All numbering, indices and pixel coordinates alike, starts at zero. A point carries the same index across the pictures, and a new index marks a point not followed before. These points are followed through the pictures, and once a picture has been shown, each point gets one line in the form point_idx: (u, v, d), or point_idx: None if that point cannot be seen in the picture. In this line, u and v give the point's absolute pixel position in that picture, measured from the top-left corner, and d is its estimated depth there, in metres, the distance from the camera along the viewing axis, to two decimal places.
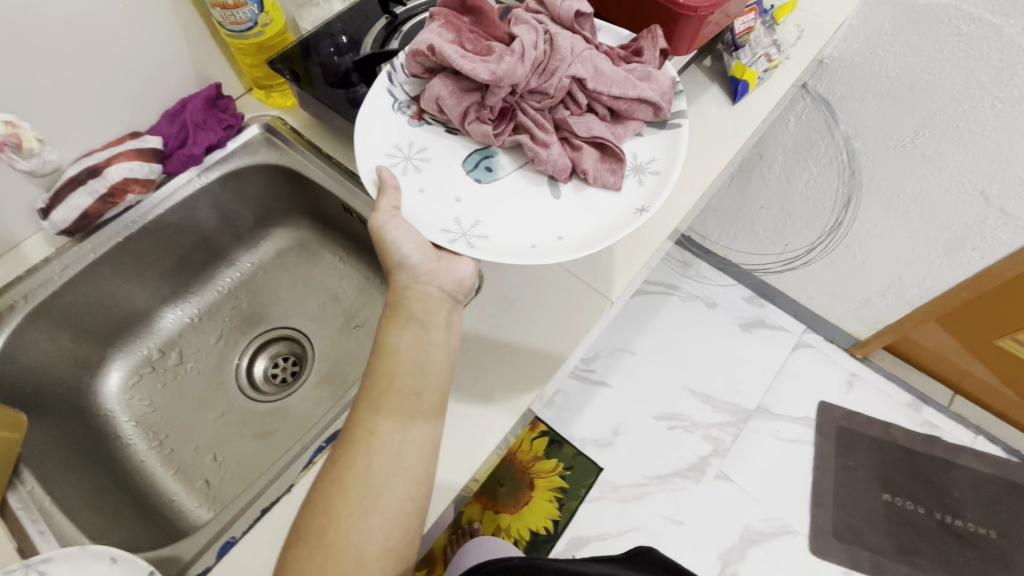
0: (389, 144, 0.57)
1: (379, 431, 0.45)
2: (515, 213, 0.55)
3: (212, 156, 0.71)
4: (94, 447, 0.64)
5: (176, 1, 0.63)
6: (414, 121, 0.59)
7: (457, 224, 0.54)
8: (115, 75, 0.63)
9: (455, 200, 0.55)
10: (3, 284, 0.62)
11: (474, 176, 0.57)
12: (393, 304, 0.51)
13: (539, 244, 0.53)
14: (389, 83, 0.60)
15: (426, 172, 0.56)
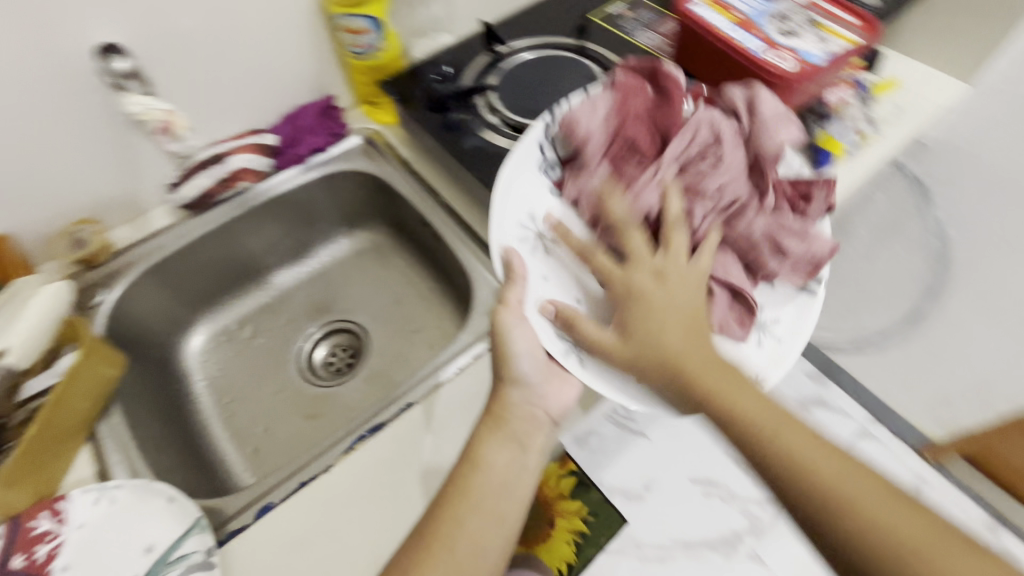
0: (523, 215, 0.59)
1: (461, 535, 0.48)
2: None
3: (315, 158, 0.79)
4: (170, 398, 0.72)
5: (312, 23, 0.73)
6: (554, 189, 0.60)
7: (568, 336, 0.56)
8: (251, 80, 0.73)
9: (573, 304, 0.58)
10: (129, 243, 0.72)
11: (592, 280, 0.59)
12: (495, 411, 0.55)
13: (644, 381, 0.54)
14: (542, 136, 0.61)
15: (551, 258, 0.59)
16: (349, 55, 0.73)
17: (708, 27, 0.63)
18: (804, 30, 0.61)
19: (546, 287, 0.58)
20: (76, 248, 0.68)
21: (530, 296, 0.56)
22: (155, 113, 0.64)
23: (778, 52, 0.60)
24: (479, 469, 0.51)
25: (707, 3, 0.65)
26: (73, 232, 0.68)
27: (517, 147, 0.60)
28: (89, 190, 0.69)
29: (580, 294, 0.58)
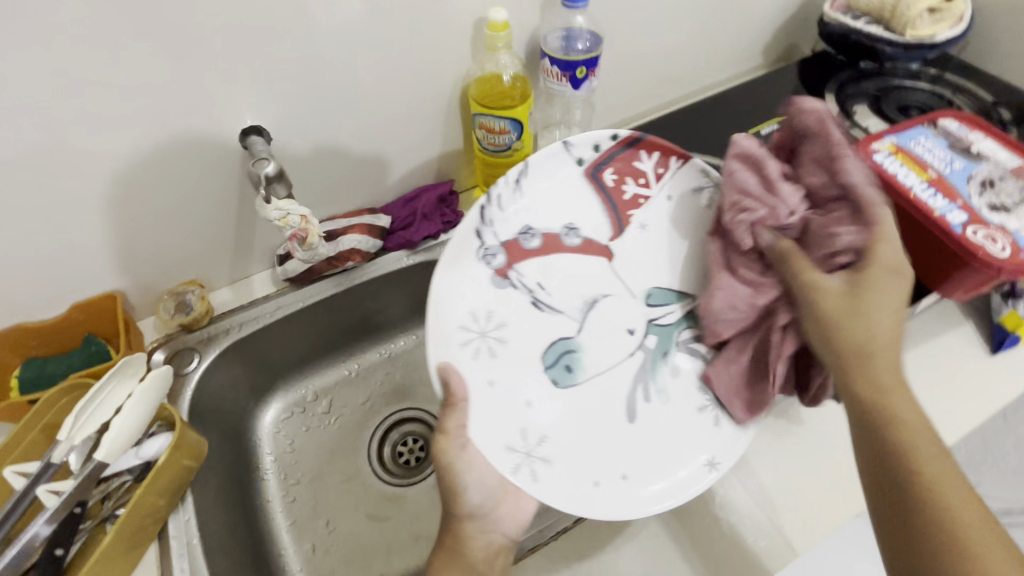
0: (465, 316, 0.57)
1: None
2: (596, 441, 0.55)
3: (424, 244, 0.76)
4: (238, 474, 0.69)
5: (447, 113, 0.70)
6: (499, 278, 0.58)
7: (523, 439, 0.54)
8: (376, 162, 0.71)
9: (525, 403, 0.56)
10: (228, 308, 0.71)
11: (551, 376, 0.57)
12: (450, 543, 0.52)
13: (601, 482, 0.53)
14: (479, 221, 0.58)
15: (499, 358, 0.56)
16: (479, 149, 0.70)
17: (894, 183, 0.55)
18: (1018, 205, 0.52)
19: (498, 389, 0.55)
20: (178, 312, 0.68)
21: (474, 412, 0.53)
22: (293, 219, 0.58)
23: (986, 231, 0.50)
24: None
25: (891, 152, 0.57)
26: (179, 295, 0.68)
27: (455, 233, 0.57)
28: (203, 255, 0.68)
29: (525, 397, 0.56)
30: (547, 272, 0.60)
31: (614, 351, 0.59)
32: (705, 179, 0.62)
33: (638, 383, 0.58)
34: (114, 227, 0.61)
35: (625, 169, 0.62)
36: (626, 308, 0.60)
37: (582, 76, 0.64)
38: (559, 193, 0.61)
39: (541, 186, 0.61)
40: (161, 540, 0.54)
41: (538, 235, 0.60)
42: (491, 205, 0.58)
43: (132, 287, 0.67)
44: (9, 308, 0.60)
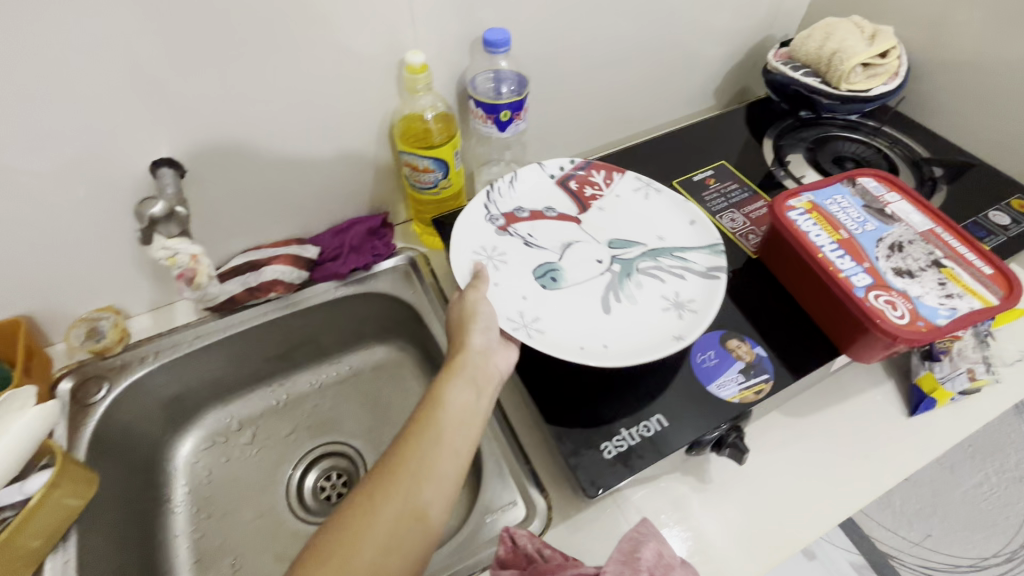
0: (475, 244, 0.63)
1: (442, 410, 0.46)
2: (576, 315, 0.59)
3: (354, 275, 0.75)
4: (144, 508, 0.67)
5: (377, 149, 0.70)
6: (501, 230, 0.65)
7: (519, 315, 0.58)
8: (303, 194, 0.71)
9: (523, 297, 0.60)
10: (147, 336, 0.70)
11: (540, 283, 0.61)
12: (456, 359, 0.50)
13: (586, 347, 0.56)
14: (486, 200, 0.67)
15: (503, 272, 0.62)
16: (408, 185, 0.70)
17: (805, 243, 0.54)
18: (923, 270, 0.52)
19: (499, 287, 0.60)
20: (89, 339, 0.67)
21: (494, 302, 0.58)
22: (181, 258, 0.60)
23: (888, 296, 0.50)
24: (414, 468, 0.42)
25: (806, 210, 0.57)
26: (92, 323, 0.67)
27: (461, 215, 0.65)
28: (120, 280, 0.67)
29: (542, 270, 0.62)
30: (542, 227, 0.66)
31: (587, 271, 0.63)
32: (641, 184, 0.70)
33: (608, 289, 0.61)
34: (22, 252, 0.60)
35: (581, 179, 0.71)
36: (595, 246, 0.65)
37: (506, 119, 0.65)
38: (537, 185, 0.70)
39: (531, 187, 0.69)
40: None
41: (528, 210, 0.68)
42: (495, 192, 0.68)
43: (44, 311, 0.65)
44: None
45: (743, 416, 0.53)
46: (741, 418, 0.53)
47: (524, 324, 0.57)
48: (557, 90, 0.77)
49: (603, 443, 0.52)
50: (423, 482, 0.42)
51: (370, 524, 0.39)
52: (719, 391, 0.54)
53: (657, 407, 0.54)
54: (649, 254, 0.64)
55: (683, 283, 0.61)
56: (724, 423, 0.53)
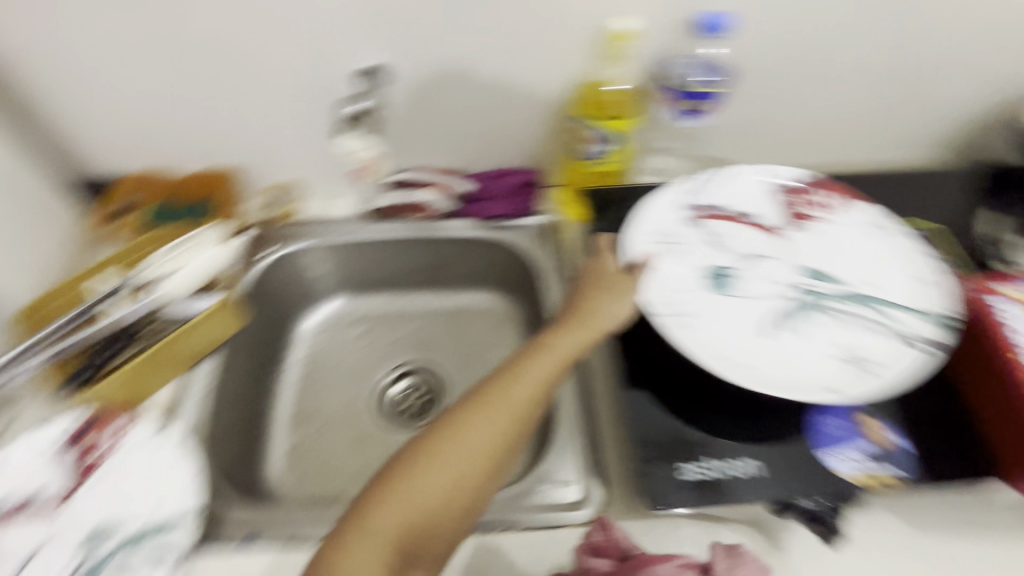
0: (655, 224, 0.60)
1: (554, 346, 0.48)
2: (734, 326, 0.52)
3: (491, 221, 0.77)
4: (267, 358, 0.78)
5: (554, 108, 0.71)
6: (689, 220, 0.60)
7: (670, 303, 0.54)
8: (474, 133, 0.75)
9: (682, 288, 0.55)
10: (308, 218, 0.79)
11: (705, 283, 0.56)
12: (584, 308, 0.51)
13: (727, 359, 0.50)
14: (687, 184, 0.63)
15: (673, 259, 0.57)
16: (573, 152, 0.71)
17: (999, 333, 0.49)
18: None
19: (659, 269, 0.56)
20: (265, 209, 0.78)
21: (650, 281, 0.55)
22: (365, 153, 0.71)
23: None
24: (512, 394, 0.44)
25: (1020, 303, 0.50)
26: (272, 195, 0.78)
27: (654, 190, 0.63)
28: (306, 165, 0.78)
29: (716, 271, 0.56)
30: (735, 231, 0.60)
31: (765, 289, 0.55)
32: (875, 226, 0.60)
33: (776, 314, 0.53)
34: (248, 119, 0.72)
35: (800, 192, 0.63)
36: (784, 267, 0.57)
37: (686, 109, 0.66)
38: (746, 187, 0.63)
39: (745, 191, 0.63)
40: (181, 380, 0.64)
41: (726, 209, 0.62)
42: (696, 182, 0.64)
43: (245, 172, 0.78)
44: (157, 156, 0.74)
45: (851, 496, 0.48)
46: (847, 497, 0.47)
47: (672, 313, 0.53)
48: (755, 97, 0.71)
49: (682, 465, 0.50)
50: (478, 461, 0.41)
51: (434, 477, 0.40)
52: (830, 458, 0.49)
53: (753, 451, 0.50)
54: (846, 295, 0.54)
55: (870, 342, 0.51)
56: (821, 496, 0.47)
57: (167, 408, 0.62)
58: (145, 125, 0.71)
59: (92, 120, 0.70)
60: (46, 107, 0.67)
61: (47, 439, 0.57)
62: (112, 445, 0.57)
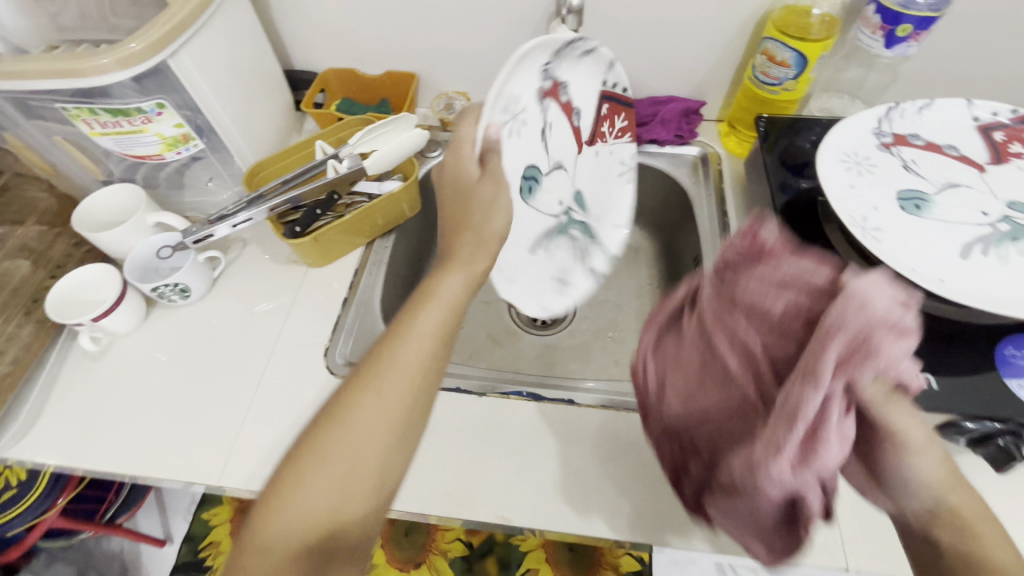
0: (847, 146, 0.56)
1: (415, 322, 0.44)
2: (929, 243, 0.49)
3: (646, 146, 0.79)
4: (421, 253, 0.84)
5: (740, 33, 0.70)
6: (883, 147, 0.56)
7: (861, 213, 0.51)
8: (652, 54, 0.74)
9: (873, 205, 0.52)
10: None
11: (899, 205, 0.52)
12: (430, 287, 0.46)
13: (919, 270, 0.47)
14: (882, 115, 0.58)
15: (870, 179, 0.54)
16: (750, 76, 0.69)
17: None
18: None
19: (855, 184, 0.53)
20: (445, 110, 0.82)
21: (840, 196, 0.52)
22: None
23: None
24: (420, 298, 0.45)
25: None
26: (451, 97, 0.82)
27: (852, 114, 0.58)
28: (482, 74, 0.81)
29: (917, 192, 0.52)
30: (933, 160, 0.55)
31: (968, 217, 0.50)
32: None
33: (979, 239, 0.49)
34: (439, 22, 0.75)
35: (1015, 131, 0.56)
36: (990, 197, 0.51)
37: (902, 35, 0.59)
38: (954, 122, 0.57)
39: (956, 128, 0.57)
40: (366, 250, 0.72)
41: (925, 141, 0.56)
42: (894, 110, 0.58)
43: (425, 78, 0.82)
44: (352, 55, 0.81)
45: None
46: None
47: (862, 227, 0.50)
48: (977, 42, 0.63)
49: None
50: (425, 359, 0.43)
51: (380, 391, 0.41)
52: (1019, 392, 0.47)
53: (938, 371, 0.49)
54: None
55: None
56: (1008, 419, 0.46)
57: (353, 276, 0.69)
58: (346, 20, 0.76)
59: (301, 13, 0.76)
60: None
61: (607, 78, 0.63)
62: (614, 135, 0.68)
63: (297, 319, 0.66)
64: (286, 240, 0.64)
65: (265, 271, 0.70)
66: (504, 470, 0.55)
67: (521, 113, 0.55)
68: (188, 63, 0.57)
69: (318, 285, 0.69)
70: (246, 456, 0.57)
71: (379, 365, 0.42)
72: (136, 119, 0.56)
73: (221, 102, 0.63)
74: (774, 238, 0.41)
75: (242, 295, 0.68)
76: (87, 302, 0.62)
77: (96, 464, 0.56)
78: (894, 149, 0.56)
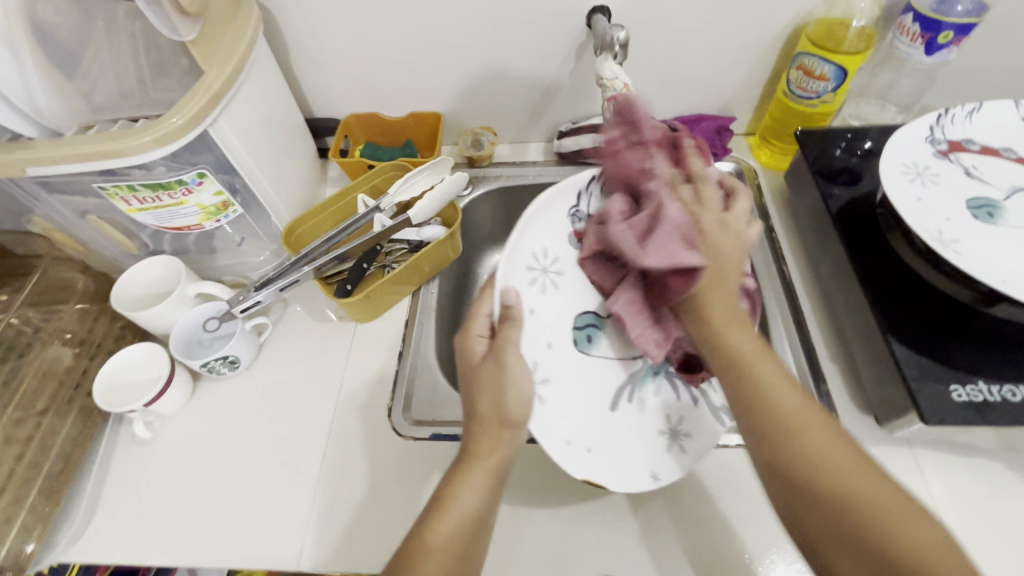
0: (906, 157, 0.55)
1: (492, 401, 0.48)
2: (1011, 252, 0.48)
3: None
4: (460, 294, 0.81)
5: (769, 49, 0.70)
6: (940, 155, 0.56)
7: (936, 227, 0.51)
8: (680, 76, 0.74)
9: (945, 217, 0.51)
10: (503, 161, 0.83)
11: (971, 214, 0.51)
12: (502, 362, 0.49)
13: (1009, 282, 0.47)
14: (934, 122, 0.58)
15: (936, 190, 0.53)
16: (784, 90, 0.69)
17: None
18: None
19: (923, 196, 0.53)
20: (473, 147, 0.80)
21: (912, 212, 0.52)
22: (618, 85, 0.57)
23: None
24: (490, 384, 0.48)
25: None
26: (478, 133, 0.81)
27: (904, 125, 0.57)
28: (508, 107, 0.80)
29: (987, 199, 0.52)
30: (993, 165, 0.54)
31: None
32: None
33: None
34: (463, 60, 0.74)
35: None
36: None
37: (942, 42, 0.59)
38: (1006, 123, 0.57)
39: (1009, 130, 0.57)
40: (413, 299, 0.70)
41: (981, 145, 0.56)
42: (945, 117, 0.58)
43: (450, 116, 0.81)
44: (374, 99, 0.79)
45: None
46: None
47: (940, 241, 0.50)
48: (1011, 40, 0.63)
49: (953, 386, 0.48)
50: (504, 436, 0.47)
51: (471, 485, 0.45)
52: None
53: None
54: None
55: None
56: None
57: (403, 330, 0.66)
58: (369, 66, 0.75)
59: (321, 63, 0.74)
60: (286, 51, 0.72)
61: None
62: None
63: (353, 379, 0.63)
64: (339, 300, 0.62)
65: (311, 331, 0.67)
66: (594, 523, 0.53)
67: (552, 265, 0.57)
68: (226, 129, 0.55)
69: (369, 341, 0.66)
70: (315, 534, 0.54)
71: (468, 462, 0.46)
72: (178, 192, 0.55)
73: (258, 162, 0.61)
74: (642, 148, 0.52)
75: (292, 359, 0.65)
76: (134, 385, 0.59)
77: (163, 560, 0.53)
78: (953, 157, 0.56)
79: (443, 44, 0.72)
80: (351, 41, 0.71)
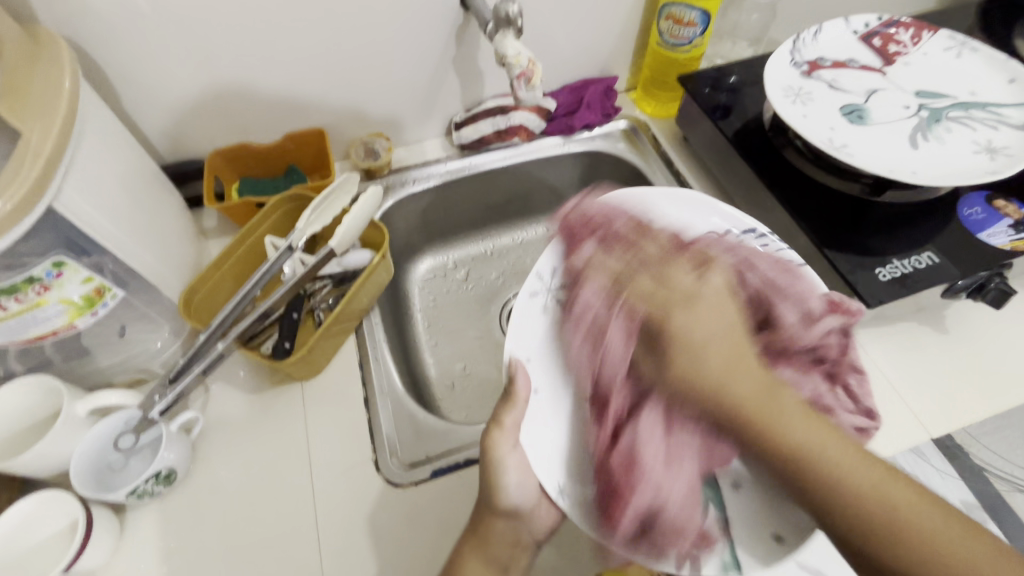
0: (783, 83, 0.61)
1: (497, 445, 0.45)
2: (885, 145, 0.56)
3: (579, 134, 0.78)
4: (398, 315, 0.75)
5: (633, 5, 0.73)
6: (806, 76, 0.62)
7: (828, 139, 0.57)
8: (559, 46, 0.74)
9: (830, 127, 0.58)
10: (403, 165, 0.77)
11: (847, 121, 0.59)
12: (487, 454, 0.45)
13: (895, 170, 0.54)
14: (792, 47, 0.64)
15: (814, 107, 0.60)
16: (657, 41, 0.73)
17: None
18: None
19: (808, 115, 0.59)
20: (368, 157, 0.73)
21: (807, 131, 0.57)
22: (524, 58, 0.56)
23: None
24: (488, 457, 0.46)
25: None
26: (368, 142, 0.74)
27: (773, 54, 0.63)
28: (393, 108, 0.74)
29: (852, 106, 0.60)
30: (845, 76, 0.63)
31: (894, 114, 0.59)
32: (953, 43, 0.64)
33: (915, 129, 0.58)
34: (335, 65, 0.66)
35: (882, 31, 0.66)
36: (899, 93, 0.61)
37: None
38: (841, 38, 0.66)
39: (844, 43, 0.65)
40: (359, 336, 0.63)
41: (831, 61, 0.64)
42: (799, 40, 0.64)
43: (331, 128, 0.73)
44: (238, 126, 0.68)
45: (1009, 263, 0.55)
46: (1009, 264, 0.55)
47: (834, 148, 0.56)
48: None
49: (878, 269, 0.55)
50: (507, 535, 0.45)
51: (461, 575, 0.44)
52: (989, 239, 0.56)
53: (932, 242, 0.56)
54: (959, 105, 0.59)
55: (998, 132, 0.56)
56: (993, 267, 0.55)
57: (362, 376, 0.59)
58: (225, 89, 0.64)
59: (162, 95, 0.62)
60: (109, 86, 0.59)
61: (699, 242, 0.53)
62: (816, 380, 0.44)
63: (321, 443, 0.55)
64: (277, 363, 0.53)
65: (247, 408, 0.57)
66: None
67: None
68: (76, 199, 0.44)
69: (323, 396, 0.58)
70: None
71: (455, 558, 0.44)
72: (30, 292, 0.43)
73: (127, 231, 0.49)
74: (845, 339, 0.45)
75: (239, 445, 0.55)
76: (36, 552, 0.45)
77: None
78: (815, 75, 0.62)
79: (308, 51, 0.64)
80: (194, 63, 0.60)
